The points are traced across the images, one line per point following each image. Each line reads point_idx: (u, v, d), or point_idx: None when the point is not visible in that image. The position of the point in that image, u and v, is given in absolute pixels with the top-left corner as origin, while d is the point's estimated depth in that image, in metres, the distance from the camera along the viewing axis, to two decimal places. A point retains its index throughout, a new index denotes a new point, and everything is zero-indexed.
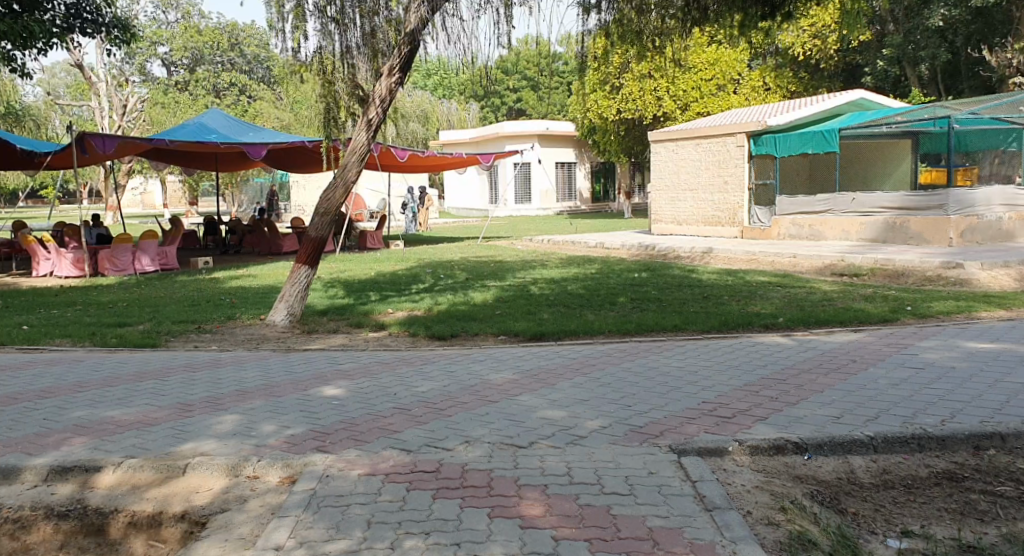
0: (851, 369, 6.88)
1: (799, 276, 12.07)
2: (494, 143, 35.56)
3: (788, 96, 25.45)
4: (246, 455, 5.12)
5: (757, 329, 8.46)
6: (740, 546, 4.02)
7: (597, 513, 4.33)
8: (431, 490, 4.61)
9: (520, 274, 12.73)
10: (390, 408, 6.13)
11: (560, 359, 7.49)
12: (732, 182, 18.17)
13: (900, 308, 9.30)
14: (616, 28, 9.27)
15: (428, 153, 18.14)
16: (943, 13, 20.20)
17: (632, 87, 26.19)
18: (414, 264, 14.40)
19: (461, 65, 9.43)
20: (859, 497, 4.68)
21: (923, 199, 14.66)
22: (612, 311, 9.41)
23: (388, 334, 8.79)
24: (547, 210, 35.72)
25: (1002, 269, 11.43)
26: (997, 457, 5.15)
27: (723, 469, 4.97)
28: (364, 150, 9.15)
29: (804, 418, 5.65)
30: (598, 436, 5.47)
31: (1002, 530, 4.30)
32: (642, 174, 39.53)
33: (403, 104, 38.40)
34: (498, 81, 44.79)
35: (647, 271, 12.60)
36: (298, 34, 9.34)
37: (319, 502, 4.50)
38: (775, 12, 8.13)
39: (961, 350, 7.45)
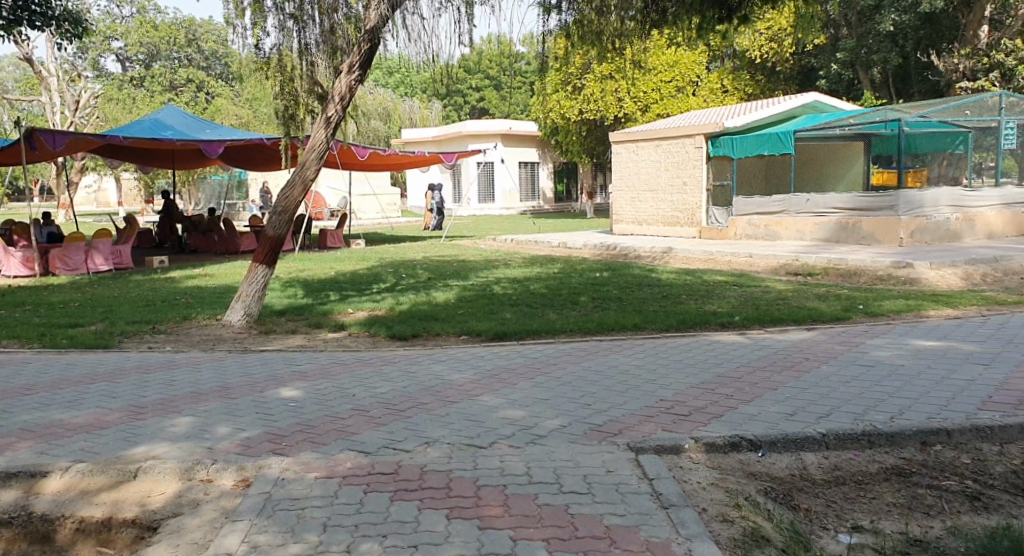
0: (803, 367, 7.03)
1: (754, 276, 12.23)
2: (457, 142, 35.48)
3: (745, 98, 25.89)
4: (200, 459, 5.07)
5: (714, 327, 8.59)
6: (694, 543, 4.09)
7: (556, 513, 4.37)
8: (388, 493, 4.62)
9: (482, 274, 12.70)
10: (348, 409, 6.11)
11: (519, 359, 7.52)
12: (691, 183, 18.36)
13: (852, 307, 9.52)
14: (577, 30, 9.26)
15: (390, 152, 17.95)
16: (894, 18, 20.56)
17: (594, 88, 26.29)
18: (374, 264, 14.22)
19: (422, 63, 9.39)
20: (811, 493, 4.81)
21: (875, 199, 14.94)
22: (574, 311, 9.43)
23: (348, 334, 8.76)
24: (511, 209, 35.62)
25: (950, 267, 11.72)
26: (943, 452, 5.30)
27: (680, 466, 5.05)
28: (323, 148, 9.06)
29: (758, 416, 5.76)
30: (557, 435, 5.52)
31: (947, 524, 4.47)
32: (603, 173, 40.02)
33: (363, 101, 38.10)
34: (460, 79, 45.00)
35: (608, 271, 12.66)
36: (257, 31, 9.25)
37: (274, 505, 4.47)
38: (732, 15, 8.38)
39: (909, 348, 7.67)
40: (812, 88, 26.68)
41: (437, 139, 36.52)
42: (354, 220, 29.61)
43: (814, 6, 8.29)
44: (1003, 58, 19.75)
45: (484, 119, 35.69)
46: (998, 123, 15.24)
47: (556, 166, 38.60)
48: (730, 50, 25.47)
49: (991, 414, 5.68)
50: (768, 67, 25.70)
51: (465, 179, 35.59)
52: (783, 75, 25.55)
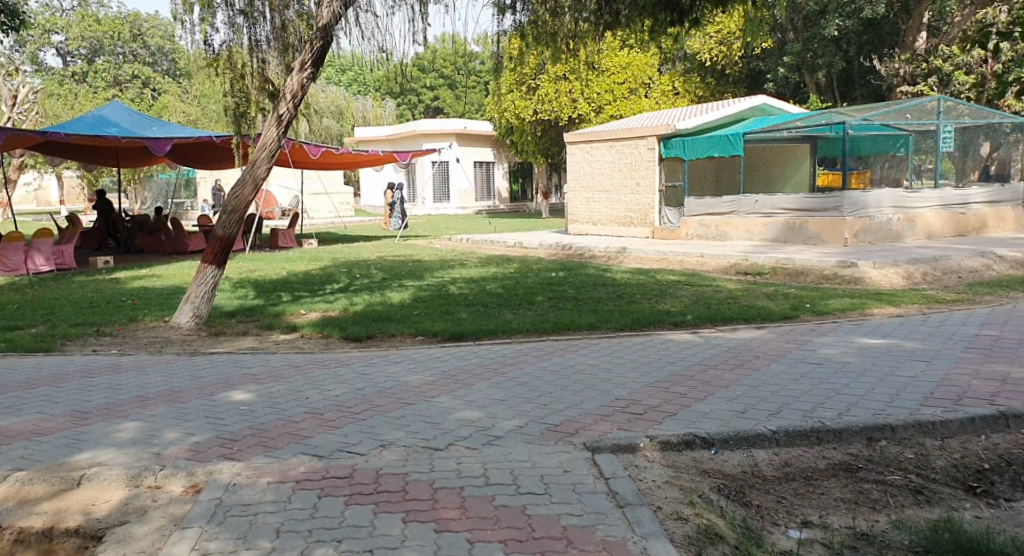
0: (754, 365, 7.16)
1: (705, 275, 12.39)
2: (411, 141, 35.30)
3: (696, 100, 26.28)
4: (147, 465, 4.96)
5: (667, 326, 8.70)
6: (649, 542, 4.13)
7: (513, 514, 4.38)
8: (342, 497, 4.57)
9: (437, 274, 12.63)
10: (301, 413, 6.03)
11: (475, 360, 7.51)
12: (643, 183, 18.55)
13: (800, 306, 9.73)
14: (531, 30, 9.30)
15: (343, 150, 17.75)
16: (838, 23, 21.25)
17: (548, 89, 26.39)
18: (328, 264, 14.07)
19: (376, 61, 9.38)
20: (763, 490, 4.95)
21: (820, 200, 15.30)
22: (530, 311, 9.45)
23: (300, 336, 8.64)
24: (466, 209, 35.63)
25: (892, 267, 12.05)
26: (888, 448, 5.46)
27: (635, 465, 5.10)
28: (274, 147, 8.91)
29: (711, 414, 5.84)
30: (514, 435, 5.53)
31: (892, 517, 4.67)
32: (558, 173, 40.23)
33: (314, 100, 37.52)
34: (414, 78, 44.84)
35: (563, 271, 12.67)
36: (205, 27, 9.07)
37: (224, 512, 4.41)
38: (683, 18, 8.39)
39: (855, 346, 7.86)
40: (760, 91, 27.20)
41: (391, 137, 36.21)
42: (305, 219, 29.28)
43: (762, 10, 8.36)
44: (940, 63, 20.38)
45: (437, 118, 35.54)
46: (936, 126, 15.81)
47: (511, 165, 38.66)
48: (681, 53, 25.89)
49: (934, 410, 5.85)
50: (718, 70, 26.18)
51: (420, 178, 35.46)
52: (732, 78, 26.12)
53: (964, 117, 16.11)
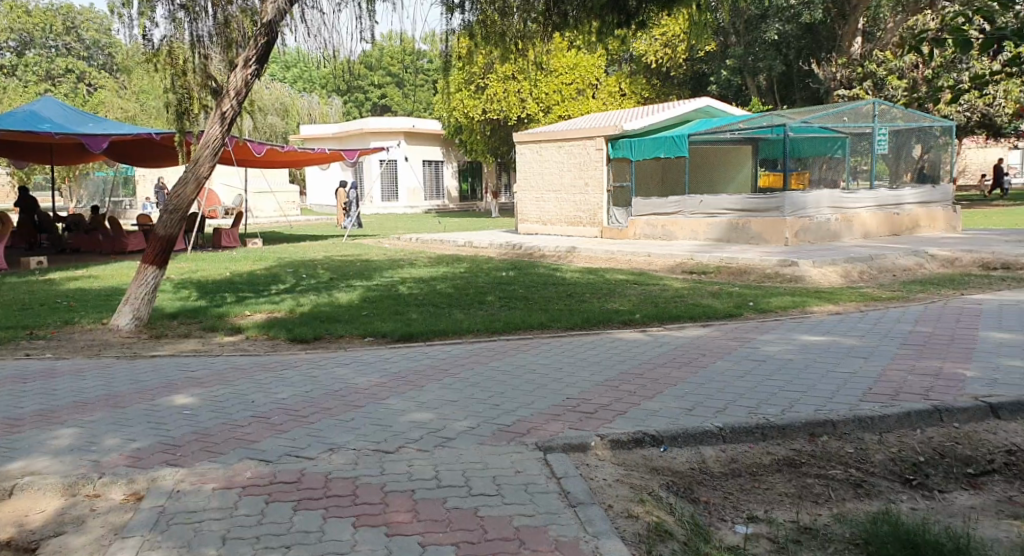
0: (701, 362, 7.27)
1: (652, 276, 12.44)
2: (358, 139, 34.86)
3: (642, 101, 26.65)
4: (85, 474, 4.80)
5: (616, 325, 8.77)
6: (601, 540, 4.15)
7: (464, 516, 4.36)
8: (290, 502, 4.49)
9: (386, 274, 12.49)
10: (247, 417, 5.90)
11: (425, 360, 7.45)
12: (593, 183, 18.68)
13: (744, 304, 9.91)
14: (480, 30, 9.24)
15: (288, 148, 17.46)
16: (777, 27, 21.70)
17: (497, 89, 26.41)
18: (273, 264, 13.82)
19: (322, 58, 9.22)
20: (710, 487, 5.03)
21: (762, 201, 15.64)
22: (481, 310, 9.41)
23: (245, 337, 8.46)
24: (415, 208, 35.32)
25: (830, 266, 12.36)
26: (830, 443, 5.54)
27: (586, 464, 5.13)
28: (217, 144, 8.70)
29: (660, 412, 5.90)
30: (465, 436, 5.50)
31: (833, 511, 4.80)
32: (507, 173, 40.29)
33: (262, 100, 36.57)
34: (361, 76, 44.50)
35: (513, 271, 12.63)
36: (144, 21, 8.82)
37: (168, 520, 4.30)
38: (630, 20, 8.64)
39: (797, 343, 8.04)
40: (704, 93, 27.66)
41: (338, 136, 35.58)
42: (248, 219, 28.75)
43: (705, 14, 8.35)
44: (875, 68, 21.39)
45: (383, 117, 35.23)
46: (871, 129, 16.35)
47: (459, 164, 38.58)
48: (627, 55, 26.27)
49: (871, 405, 5.96)
50: (663, 72, 26.62)
51: (368, 176, 35.09)
52: (677, 81, 26.67)
53: (897, 120, 16.72)
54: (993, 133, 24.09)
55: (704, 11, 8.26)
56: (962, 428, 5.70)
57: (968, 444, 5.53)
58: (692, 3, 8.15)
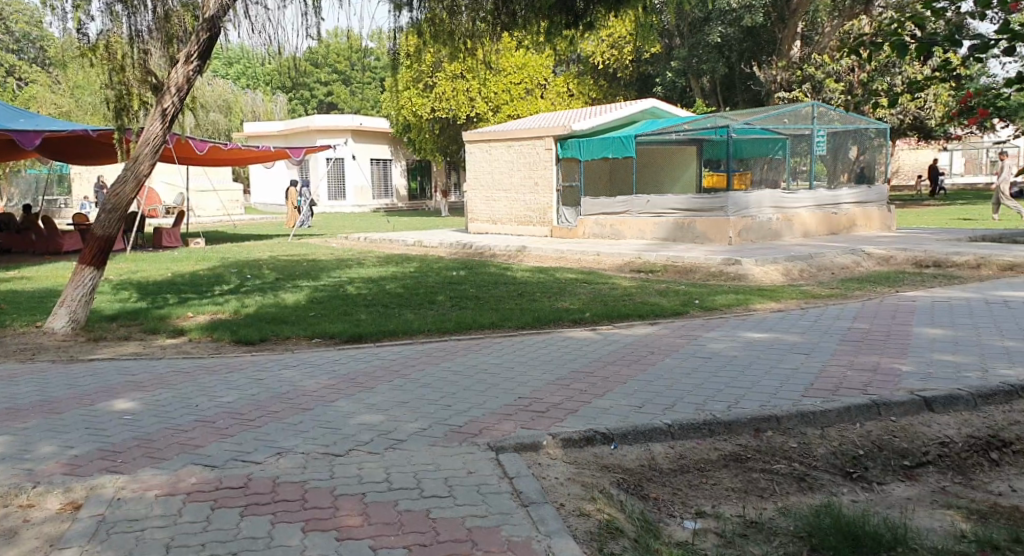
0: (650, 360, 7.35)
1: (603, 273, 12.76)
2: (305, 136, 34.15)
3: (590, 102, 27.24)
4: (20, 483, 4.63)
5: (567, 324, 8.81)
6: (554, 539, 4.14)
7: (416, 518, 4.31)
8: (237, 508, 4.38)
9: (333, 273, 12.34)
10: (192, 421, 5.75)
11: (375, 361, 7.37)
12: (542, 183, 18.74)
13: (690, 302, 10.04)
14: (429, 28, 9.17)
15: (232, 146, 17.10)
16: (720, 30, 22.08)
17: (445, 87, 25.93)
18: (216, 264, 13.52)
19: (266, 55, 9.05)
20: (659, 483, 5.08)
21: (706, 201, 15.88)
22: (431, 310, 9.37)
23: (188, 340, 8.25)
24: (363, 206, 34.93)
25: (772, 264, 12.60)
26: (775, 438, 5.62)
27: (538, 463, 5.12)
28: (158, 142, 8.50)
29: (610, 410, 5.94)
30: (417, 438, 5.45)
31: (778, 505, 4.90)
32: (455, 171, 40.24)
33: (205, 97, 35.73)
34: (307, 73, 43.96)
35: (464, 270, 12.58)
36: (79, 15, 8.52)
37: (108, 529, 4.16)
38: (579, 21, 8.78)
39: (741, 340, 8.19)
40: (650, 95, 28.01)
41: (283, 133, 34.94)
42: (189, 218, 28.14)
43: (651, 15, 8.42)
44: (814, 71, 21.93)
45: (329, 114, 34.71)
46: (810, 131, 16.73)
47: (407, 164, 38.33)
48: (574, 56, 26.56)
49: (813, 400, 6.05)
50: (610, 72, 26.98)
51: (314, 175, 34.38)
52: (624, 82, 27.15)
53: (835, 122, 17.16)
54: (924, 136, 24.92)
55: (650, 13, 8.46)
56: (899, 421, 5.82)
57: (904, 437, 5.64)
58: (639, 6, 8.34)
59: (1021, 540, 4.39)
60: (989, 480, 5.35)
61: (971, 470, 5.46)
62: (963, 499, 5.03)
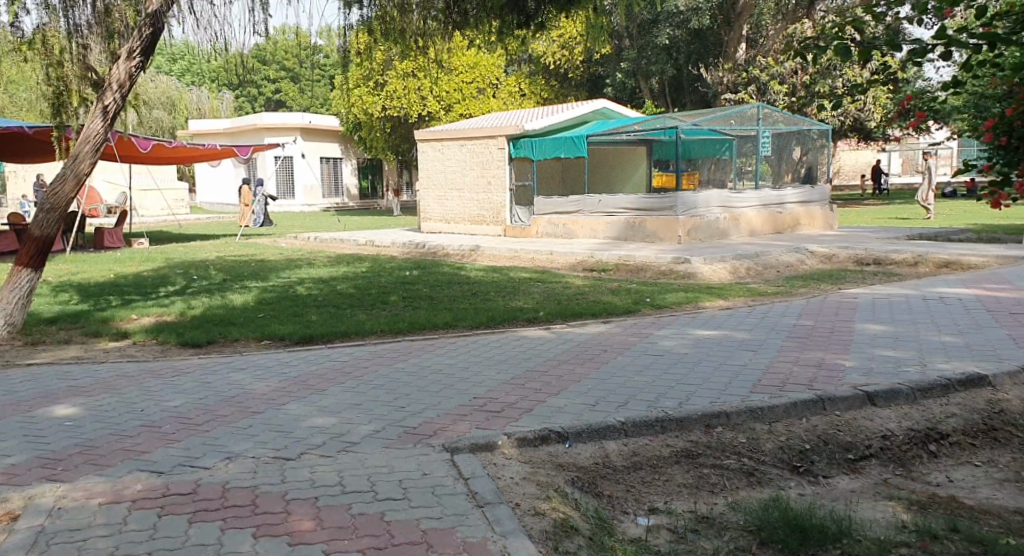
0: (603, 358, 7.39)
1: (555, 272, 12.66)
2: (251, 134, 33.51)
3: (541, 101, 27.42)
4: None
5: (521, 323, 8.81)
6: (509, 540, 4.12)
7: (370, 522, 4.25)
8: (185, 515, 4.27)
9: (283, 274, 12.15)
10: (137, 426, 5.59)
11: (327, 363, 7.26)
12: (495, 182, 18.72)
13: (641, 300, 10.13)
14: (379, 26, 9.05)
15: (176, 144, 16.71)
16: (669, 32, 22.47)
17: (396, 86, 25.61)
18: (161, 265, 13.19)
19: (212, 51, 8.85)
20: (613, 480, 5.10)
21: (656, 201, 16.06)
22: (383, 310, 9.29)
23: (132, 343, 8.02)
24: (312, 206, 34.47)
25: (720, 263, 12.78)
26: (725, 433, 5.67)
27: (493, 463, 5.09)
28: (98, 140, 8.23)
29: (565, 408, 5.95)
30: (370, 440, 5.39)
31: (728, 500, 4.96)
32: (406, 170, 40.06)
33: (148, 94, 34.84)
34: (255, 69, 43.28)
35: (417, 270, 12.50)
36: (15, 9, 8.25)
37: (48, 540, 4.02)
38: (530, 22, 8.76)
39: (691, 337, 8.28)
40: (600, 95, 28.22)
41: (230, 131, 34.33)
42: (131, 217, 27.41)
43: (602, 18, 8.61)
44: (758, 74, 22.30)
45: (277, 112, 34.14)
46: (756, 132, 17.00)
47: (356, 162, 37.98)
48: (526, 56, 26.71)
49: (761, 396, 6.14)
50: (561, 73, 27.20)
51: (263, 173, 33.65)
52: (575, 83, 27.41)
53: (779, 123, 17.50)
54: (863, 137, 25.62)
55: (601, 14, 8.51)
56: (844, 416, 5.93)
57: (848, 430, 5.74)
58: (590, 6, 8.41)
59: (959, 528, 4.52)
60: (928, 471, 5.52)
61: (912, 462, 5.61)
62: (904, 490, 5.17)
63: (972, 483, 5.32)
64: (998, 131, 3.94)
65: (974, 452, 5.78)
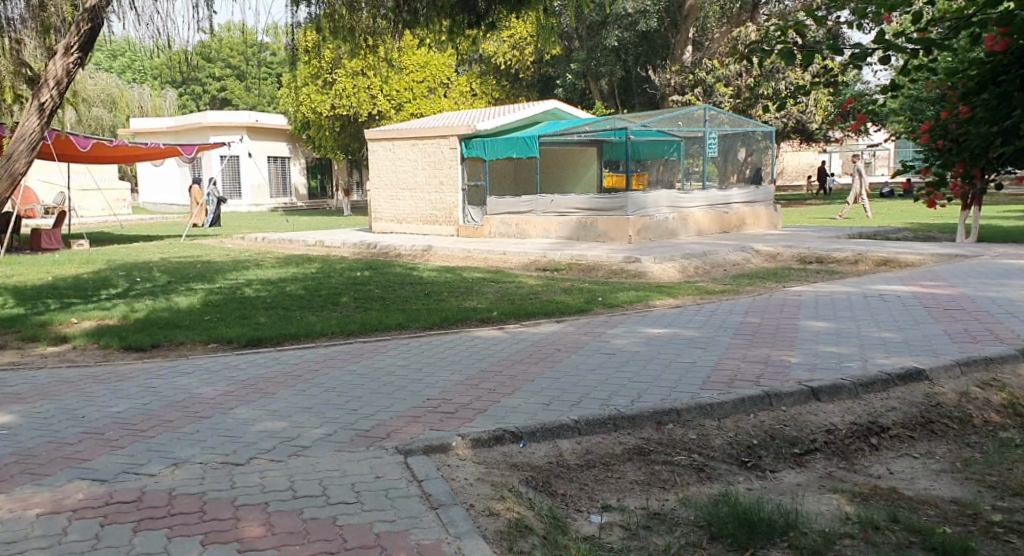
0: (556, 357, 7.40)
1: (508, 272, 12.66)
2: (196, 133, 32.88)
3: (493, 102, 27.49)
4: None
5: (474, 323, 8.79)
6: (463, 541, 4.09)
7: (322, 526, 4.18)
8: (129, 523, 4.14)
9: (231, 275, 11.94)
10: (78, 433, 5.41)
11: (277, 366, 7.13)
12: (447, 182, 18.66)
13: (592, 299, 10.18)
14: (327, 23, 8.95)
15: (117, 142, 16.31)
16: (617, 34, 22.83)
17: (345, 85, 25.51)
18: (102, 267, 12.84)
19: (154, 48, 8.62)
20: (566, 479, 5.10)
21: (607, 201, 16.17)
22: (335, 311, 9.19)
23: (72, 348, 7.78)
24: (259, 205, 33.93)
25: (669, 262, 12.93)
26: (676, 430, 5.72)
27: (447, 465, 5.05)
28: (35, 138, 8.04)
29: (518, 408, 5.94)
30: (322, 444, 5.30)
31: (679, 496, 5.00)
32: (357, 170, 39.74)
33: (87, 92, 33.92)
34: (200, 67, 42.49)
35: (368, 270, 12.40)
36: None
37: None
38: (481, 22, 8.70)
39: (643, 335, 8.35)
40: (550, 96, 28.35)
41: (174, 129, 33.66)
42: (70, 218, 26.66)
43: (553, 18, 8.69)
44: (704, 76, 22.54)
45: (222, 111, 33.51)
46: (703, 133, 17.18)
47: (305, 162, 37.53)
48: (477, 56, 26.76)
49: (710, 393, 6.20)
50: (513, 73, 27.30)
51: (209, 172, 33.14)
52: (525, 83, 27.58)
53: (725, 125, 17.74)
54: (805, 139, 26.19)
55: (551, 15, 8.58)
56: (789, 411, 6.02)
57: (794, 425, 5.85)
58: (540, 7, 8.44)
59: (899, 519, 4.62)
60: (870, 464, 5.64)
61: (854, 455, 5.73)
62: (847, 483, 5.27)
63: (912, 474, 5.45)
64: (934, 134, 3.98)
65: (912, 444, 5.92)
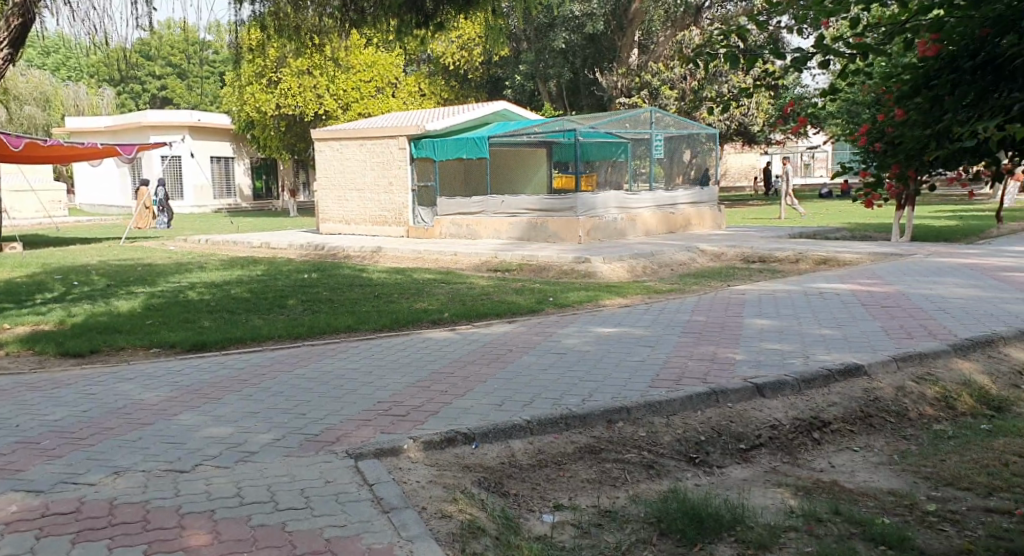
0: (508, 358, 7.37)
1: (460, 273, 12.64)
2: (136, 133, 32.10)
3: (441, 102, 27.44)
4: None
5: (426, 324, 8.71)
6: (415, 544, 4.03)
7: (270, 533, 4.08)
8: (67, 535, 3.99)
9: (174, 278, 11.65)
10: (12, 443, 5.20)
11: (224, 370, 6.96)
12: (396, 183, 18.52)
13: (543, 299, 10.18)
14: (271, 22, 8.83)
15: (52, 142, 15.81)
16: (565, 36, 22.94)
17: (291, 83, 24.97)
18: (39, 271, 12.44)
19: (91, 45, 8.37)
20: (518, 479, 5.08)
21: (557, 201, 16.23)
22: (282, 314, 9.03)
23: (5, 355, 7.48)
24: (202, 207, 33.23)
25: (618, 262, 13.02)
26: (627, 428, 5.74)
27: (398, 468, 4.98)
28: None
29: (470, 409, 5.89)
30: (270, 449, 5.18)
31: (629, 493, 5.01)
32: (303, 170, 39.24)
33: (19, 90, 32.83)
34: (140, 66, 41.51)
35: (316, 272, 12.21)
36: None
37: None
38: (428, 22, 8.55)
39: (593, 335, 8.38)
40: (499, 96, 28.37)
41: (112, 129, 32.83)
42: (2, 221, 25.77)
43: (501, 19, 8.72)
44: (650, 79, 23.06)
45: (162, 110, 32.73)
46: (649, 135, 17.41)
47: (251, 162, 36.92)
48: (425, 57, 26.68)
49: (659, 391, 6.24)
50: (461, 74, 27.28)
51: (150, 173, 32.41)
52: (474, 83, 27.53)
53: (670, 127, 17.94)
54: (748, 140, 26.64)
55: (499, 17, 8.65)
56: (736, 407, 6.10)
57: (740, 421, 5.92)
58: (488, 8, 8.44)
59: (841, 511, 4.71)
60: (813, 458, 5.75)
61: (798, 449, 5.83)
62: (791, 477, 5.36)
63: (853, 467, 5.57)
64: (872, 136, 4.08)
65: (853, 438, 6.06)
